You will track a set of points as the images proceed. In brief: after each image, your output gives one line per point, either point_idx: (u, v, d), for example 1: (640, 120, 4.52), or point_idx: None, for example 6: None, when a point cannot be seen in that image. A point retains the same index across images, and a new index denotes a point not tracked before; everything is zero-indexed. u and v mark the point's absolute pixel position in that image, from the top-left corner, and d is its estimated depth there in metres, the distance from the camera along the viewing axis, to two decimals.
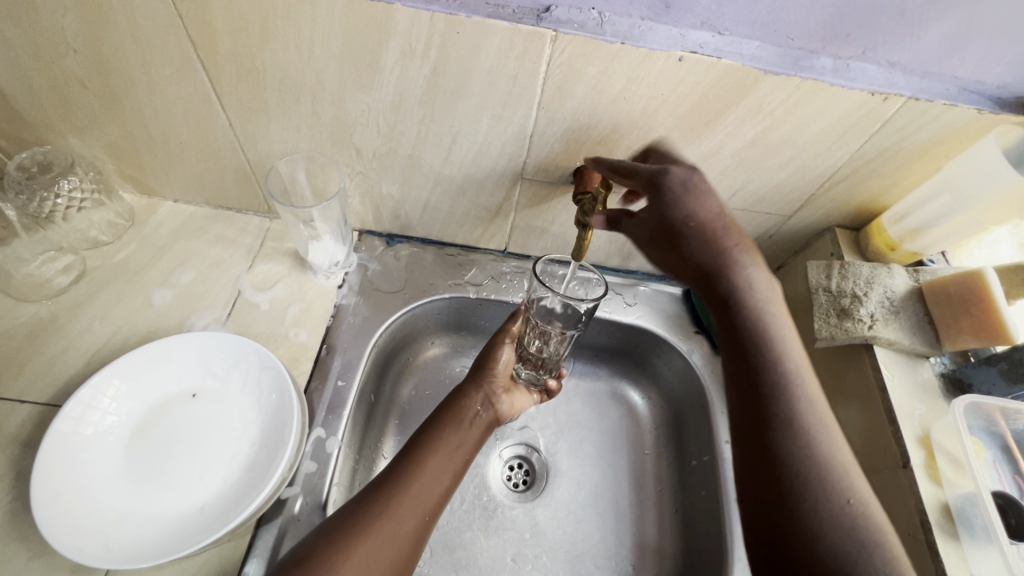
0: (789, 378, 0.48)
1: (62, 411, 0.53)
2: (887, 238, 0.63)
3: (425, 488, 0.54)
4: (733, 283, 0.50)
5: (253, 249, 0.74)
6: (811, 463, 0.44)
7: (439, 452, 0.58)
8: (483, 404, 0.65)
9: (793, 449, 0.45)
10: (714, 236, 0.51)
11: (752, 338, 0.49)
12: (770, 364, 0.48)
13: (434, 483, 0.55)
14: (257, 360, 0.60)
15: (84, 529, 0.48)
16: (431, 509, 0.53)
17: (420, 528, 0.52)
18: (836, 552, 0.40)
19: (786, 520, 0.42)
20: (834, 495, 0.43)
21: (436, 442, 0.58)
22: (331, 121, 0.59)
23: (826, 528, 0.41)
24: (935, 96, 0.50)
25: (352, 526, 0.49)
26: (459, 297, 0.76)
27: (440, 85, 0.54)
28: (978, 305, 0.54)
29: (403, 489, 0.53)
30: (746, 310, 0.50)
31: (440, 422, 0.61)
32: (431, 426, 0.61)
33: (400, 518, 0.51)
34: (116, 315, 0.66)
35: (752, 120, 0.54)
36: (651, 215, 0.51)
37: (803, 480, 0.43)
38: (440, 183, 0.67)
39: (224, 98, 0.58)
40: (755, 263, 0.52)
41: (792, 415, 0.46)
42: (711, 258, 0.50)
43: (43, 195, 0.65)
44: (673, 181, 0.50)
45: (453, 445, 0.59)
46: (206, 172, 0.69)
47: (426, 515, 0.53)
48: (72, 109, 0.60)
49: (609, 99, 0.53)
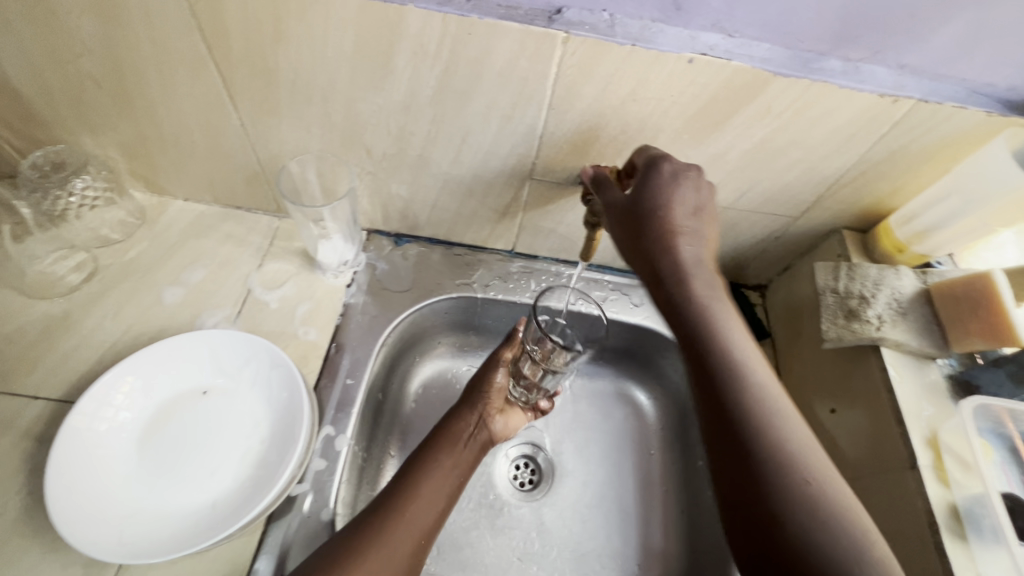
0: (743, 378, 0.46)
1: (76, 407, 0.53)
2: (895, 240, 0.63)
3: (420, 512, 0.55)
4: (687, 277, 0.50)
5: (262, 248, 0.74)
6: (776, 455, 0.42)
7: (432, 475, 0.58)
8: (476, 426, 0.65)
9: (761, 451, 0.42)
10: (673, 230, 0.51)
11: (702, 337, 0.48)
12: (722, 356, 0.47)
13: (428, 508, 0.56)
14: (268, 358, 0.60)
15: (98, 524, 0.49)
16: (426, 533, 0.54)
17: (416, 550, 0.52)
18: (815, 543, 0.38)
19: (769, 528, 0.39)
20: (803, 485, 0.41)
21: (430, 465, 0.59)
22: (342, 122, 0.60)
23: (798, 517, 0.39)
24: (944, 98, 0.51)
25: (348, 548, 0.49)
26: (467, 296, 0.76)
27: (450, 86, 0.54)
28: (985, 306, 0.54)
29: (400, 512, 0.53)
30: (695, 304, 0.49)
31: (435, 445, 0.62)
32: (425, 449, 0.61)
33: (395, 542, 0.51)
34: (127, 313, 0.67)
35: (761, 122, 0.54)
36: (624, 198, 0.53)
37: (780, 484, 0.40)
38: (448, 183, 0.67)
39: (236, 98, 0.58)
40: (705, 259, 0.52)
41: (752, 416, 0.44)
42: (665, 251, 0.51)
43: (57, 194, 0.66)
44: (663, 170, 0.52)
45: (447, 468, 0.60)
46: (217, 172, 0.69)
47: (422, 537, 0.54)
48: (86, 108, 0.60)
49: (619, 101, 0.54)
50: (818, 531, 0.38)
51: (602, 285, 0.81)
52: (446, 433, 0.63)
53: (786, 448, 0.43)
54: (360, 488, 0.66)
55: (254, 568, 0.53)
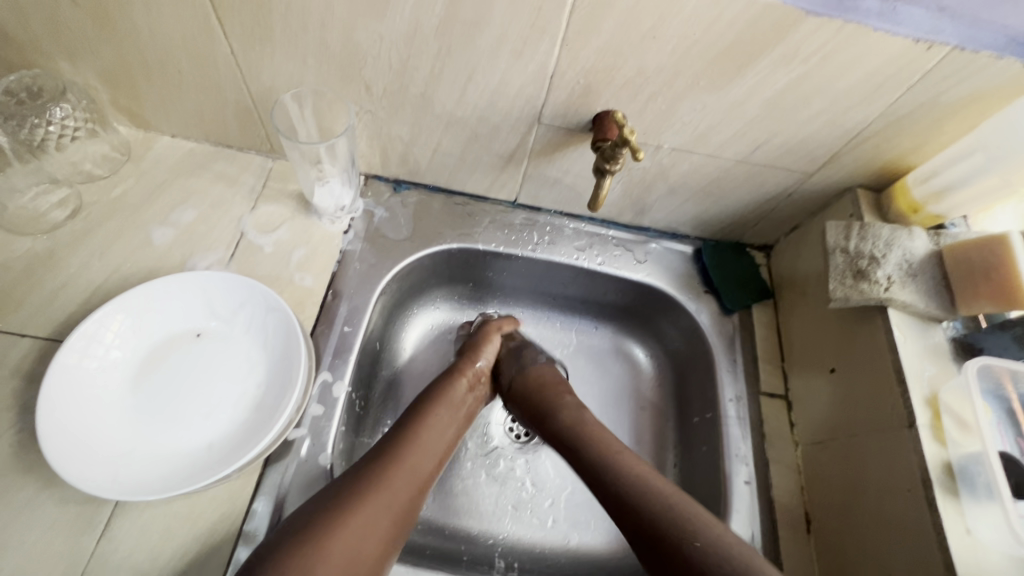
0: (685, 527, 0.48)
1: (65, 343, 0.52)
2: (911, 199, 0.62)
3: (394, 495, 0.52)
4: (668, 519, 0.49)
5: (255, 189, 0.71)
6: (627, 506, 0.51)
7: (411, 457, 0.56)
8: (473, 384, 0.68)
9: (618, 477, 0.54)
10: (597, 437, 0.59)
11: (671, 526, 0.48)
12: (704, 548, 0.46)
13: (409, 492, 0.54)
14: (263, 301, 0.58)
15: (94, 463, 0.49)
16: (423, 482, 0.56)
17: (413, 499, 0.54)
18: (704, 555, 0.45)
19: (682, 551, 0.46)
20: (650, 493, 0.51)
21: (411, 450, 0.57)
22: (341, 52, 0.56)
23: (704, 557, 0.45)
24: (981, 47, 0.47)
25: (329, 519, 0.48)
26: (467, 247, 0.74)
27: (458, 17, 0.50)
28: (998, 270, 0.54)
29: (379, 488, 0.52)
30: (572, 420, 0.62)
31: (415, 421, 0.60)
32: (423, 403, 0.63)
33: (374, 515, 0.50)
34: (114, 253, 0.64)
35: (787, 67, 0.51)
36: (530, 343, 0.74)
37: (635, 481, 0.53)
38: (453, 125, 0.64)
39: (225, 22, 0.54)
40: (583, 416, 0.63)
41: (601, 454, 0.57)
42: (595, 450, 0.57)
43: (34, 122, 0.62)
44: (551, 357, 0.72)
45: (427, 450, 0.58)
46: (206, 105, 0.65)
47: (419, 487, 0.55)
48: (61, 29, 0.56)
49: (638, 38, 0.50)
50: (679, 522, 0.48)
51: (605, 239, 0.78)
52: (419, 413, 0.61)
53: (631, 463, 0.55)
54: (357, 435, 0.66)
55: (253, 508, 0.53)
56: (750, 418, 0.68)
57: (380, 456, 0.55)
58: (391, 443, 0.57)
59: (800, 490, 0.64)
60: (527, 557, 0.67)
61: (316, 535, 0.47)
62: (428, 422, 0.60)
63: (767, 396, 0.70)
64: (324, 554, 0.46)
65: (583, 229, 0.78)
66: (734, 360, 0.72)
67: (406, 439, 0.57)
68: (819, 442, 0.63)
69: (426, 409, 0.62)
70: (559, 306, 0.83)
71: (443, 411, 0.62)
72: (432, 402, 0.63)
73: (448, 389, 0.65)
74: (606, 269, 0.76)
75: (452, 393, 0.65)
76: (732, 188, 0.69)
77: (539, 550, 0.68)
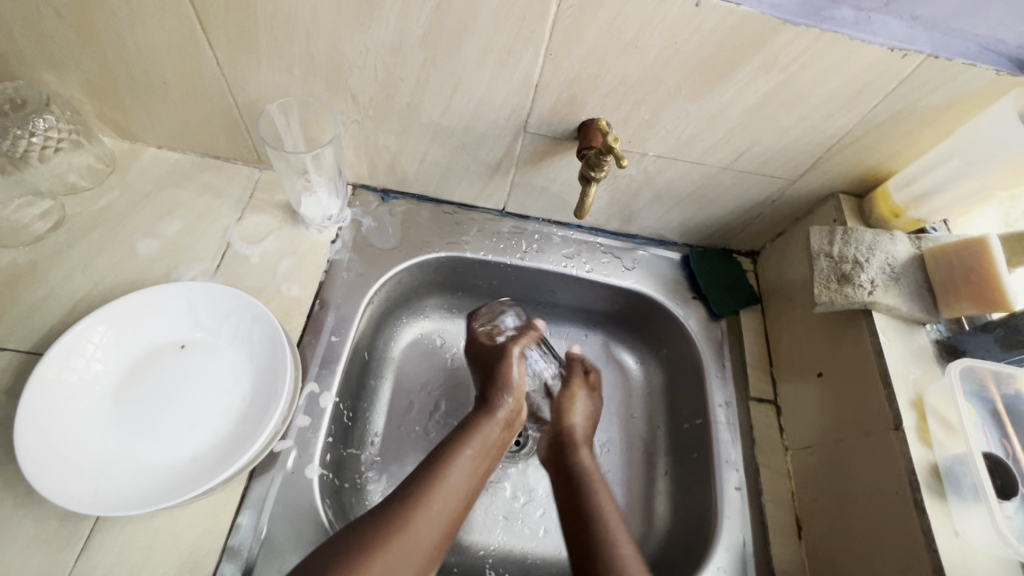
0: None
1: (45, 356, 0.51)
2: (892, 204, 0.62)
3: (416, 545, 0.50)
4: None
5: (242, 200, 0.71)
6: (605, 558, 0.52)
7: (438, 503, 0.53)
8: (510, 409, 0.63)
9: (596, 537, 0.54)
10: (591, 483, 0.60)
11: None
12: None
13: (428, 543, 0.51)
14: (248, 312, 0.58)
15: (73, 477, 0.48)
16: (448, 528, 0.53)
17: (435, 547, 0.51)
18: None
19: None
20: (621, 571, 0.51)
21: (434, 495, 0.53)
22: (327, 63, 0.56)
23: None
24: (954, 54, 0.49)
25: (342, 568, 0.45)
26: (456, 255, 0.74)
27: (442, 27, 0.51)
28: (979, 273, 0.54)
29: (398, 537, 0.49)
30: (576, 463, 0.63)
31: (449, 456, 0.56)
32: (456, 436, 0.59)
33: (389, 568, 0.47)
34: (98, 265, 0.63)
35: (766, 75, 0.52)
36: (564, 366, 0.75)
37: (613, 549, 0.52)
38: (439, 135, 0.64)
39: (210, 34, 0.54)
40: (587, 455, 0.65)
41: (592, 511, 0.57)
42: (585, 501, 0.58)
43: (17, 133, 0.61)
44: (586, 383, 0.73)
45: (455, 493, 0.54)
46: (192, 116, 0.65)
47: (443, 533, 0.52)
48: (45, 40, 0.56)
49: (620, 48, 0.51)
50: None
51: (593, 246, 0.79)
52: (447, 453, 0.57)
53: (617, 537, 0.54)
54: (346, 446, 0.66)
55: (238, 523, 0.52)
56: (739, 424, 0.68)
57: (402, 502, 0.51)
58: (407, 489, 0.53)
59: (792, 495, 0.64)
60: (518, 568, 0.66)
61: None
62: (457, 464, 0.56)
63: (756, 401, 0.70)
64: None
65: (571, 237, 0.79)
66: (723, 366, 0.72)
67: (434, 481, 0.54)
68: (808, 447, 0.63)
69: (455, 448, 0.57)
70: (549, 314, 0.83)
71: (475, 447, 0.58)
72: (465, 439, 0.58)
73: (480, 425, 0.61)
74: (595, 276, 0.76)
75: (484, 428, 0.60)
76: (717, 195, 0.70)
77: (530, 561, 0.67)
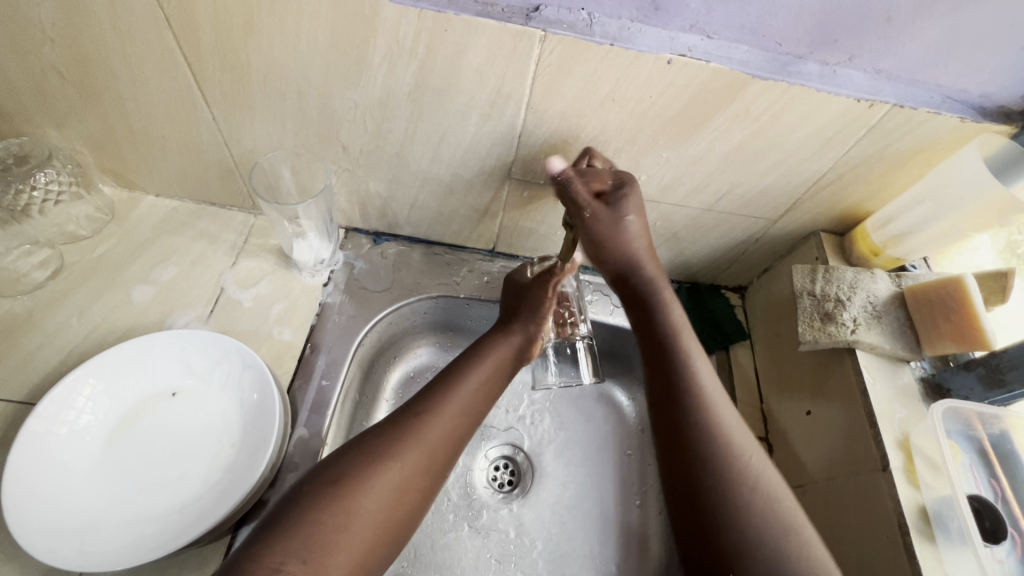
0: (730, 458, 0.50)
1: (35, 410, 0.52)
2: (871, 243, 0.64)
3: (414, 458, 0.50)
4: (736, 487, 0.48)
5: (237, 245, 0.72)
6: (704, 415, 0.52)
7: (441, 415, 0.54)
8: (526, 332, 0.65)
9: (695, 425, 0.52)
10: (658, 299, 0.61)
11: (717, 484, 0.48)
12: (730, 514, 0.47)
13: (428, 455, 0.52)
14: (240, 359, 0.58)
15: (62, 531, 0.48)
16: (450, 443, 0.54)
17: (437, 460, 0.52)
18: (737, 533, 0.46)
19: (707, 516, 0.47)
20: (750, 484, 0.48)
21: (434, 406, 0.55)
22: (318, 117, 0.58)
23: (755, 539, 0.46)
24: (919, 104, 0.51)
25: (335, 484, 0.47)
26: (447, 296, 0.75)
27: (428, 85, 0.53)
28: (957, 312, 0.55)
29: (401, 448, 0.50)
30: (667, 326, 0.59)
31: (457, 375, 0.59)
32: (470, 354, 0.62)
33: (388, 476, 0.49)
34: (94, 312, 0.65)
35: (740, 125, 0.54)
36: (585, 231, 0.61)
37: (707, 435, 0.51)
38: (428, 182, 0.66)
39: (207, 92, 0.56)
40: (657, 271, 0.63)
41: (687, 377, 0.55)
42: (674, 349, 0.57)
43: (19, 188, 0.63)
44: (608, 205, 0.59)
45: (460, 408, 0.56)
46: (189, 166, 0.67)
47: (447, 447, 0.54)
48: (50, 100, 0.58)
49: (598, 101, 0.53)
50: (741, 507, 0.47)
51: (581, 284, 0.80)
52: (457, 373, 0.59)
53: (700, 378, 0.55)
54: None
55: None
56: None
57: (411, 416, 0.53)
58: (420, 405, 0.55)
59: None
60: None
61: (316, 499, 0.46)
62: (467, 382, 0.58)
63: None
64: (319, 514, 0.45)
65: None
66: None
67: (442, 397, 0.56)
68: (800, 486, 0.63)
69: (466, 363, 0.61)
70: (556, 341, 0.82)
71: (484, 367, 0.61)
72: (474, 356, 0.62)
73: (498, 343, 0.64)
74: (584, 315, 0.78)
75: (495, 348, 0.63)
76: (702, 234, 0.71)
77: None
